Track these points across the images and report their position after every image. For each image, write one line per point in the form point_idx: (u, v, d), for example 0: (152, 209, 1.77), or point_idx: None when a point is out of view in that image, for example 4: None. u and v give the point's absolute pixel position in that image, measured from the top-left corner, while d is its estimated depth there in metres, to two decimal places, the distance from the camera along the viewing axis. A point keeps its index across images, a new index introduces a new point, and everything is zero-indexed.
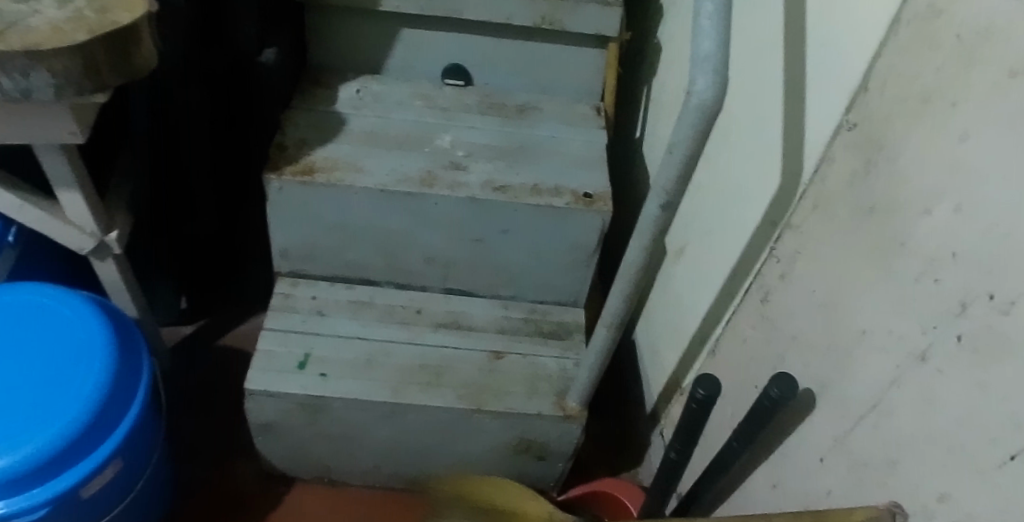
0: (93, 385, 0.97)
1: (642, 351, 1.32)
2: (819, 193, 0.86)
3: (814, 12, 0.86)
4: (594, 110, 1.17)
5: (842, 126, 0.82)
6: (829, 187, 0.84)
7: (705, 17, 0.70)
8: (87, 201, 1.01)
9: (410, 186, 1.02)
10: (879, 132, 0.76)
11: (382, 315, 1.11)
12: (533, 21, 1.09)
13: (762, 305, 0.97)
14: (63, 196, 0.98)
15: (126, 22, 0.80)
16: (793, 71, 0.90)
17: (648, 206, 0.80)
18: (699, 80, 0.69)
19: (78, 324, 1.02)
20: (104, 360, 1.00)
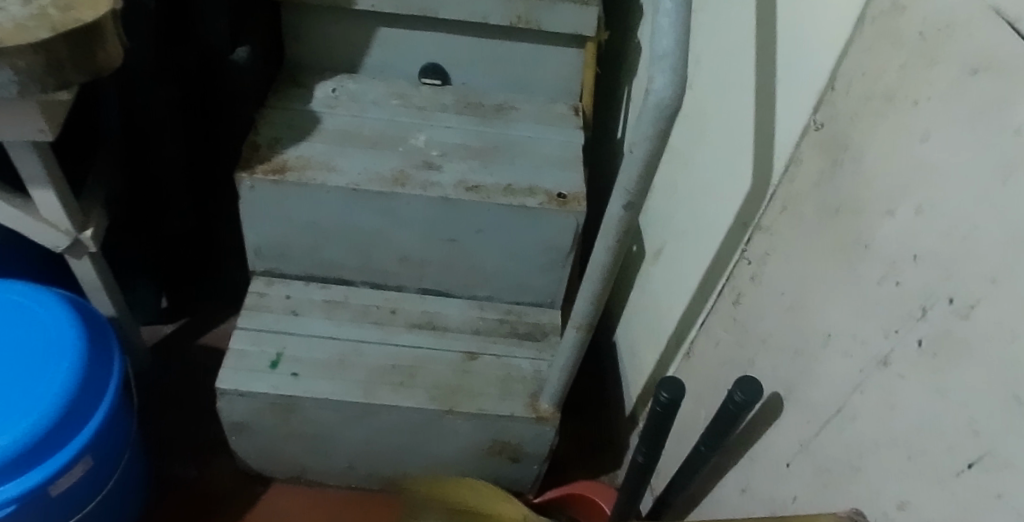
0: (63, 383, 0.97)
1: (622, 354, 1.31)
2: (787, 195, 0.85)
3: (784, 11, 0.85)
4: (571, 110, 1.16)
5: (811, 126, 0.80)
6: (796, 187, 0.83)
7: (664, 13, 0.68)
8: (60, 199, 1.01)
9: (382, 186, 1.01)
10: (844, 132, 0.75)
11: (356, 315, 1.11)
12: (509, 21, 1.08)
13: (733, 307, 0.96)
14: (36, 193, 0.99)
15: (89, 20, 0.80)
16: (765, 71, 0.89)
17: (611, 206, 0.79)
18: (657, 79, 0.68)
19: (49, 322, 1.02)
20: (75, 358, 1.00)
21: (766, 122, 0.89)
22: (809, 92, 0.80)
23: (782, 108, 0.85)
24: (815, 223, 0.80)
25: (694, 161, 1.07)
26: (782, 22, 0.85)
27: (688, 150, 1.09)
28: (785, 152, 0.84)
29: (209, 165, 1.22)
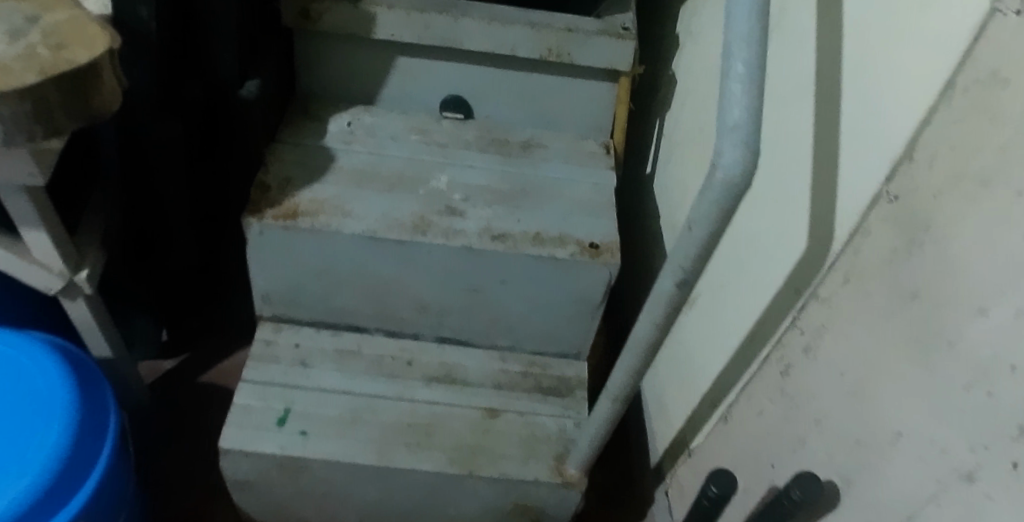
0: (48, 451, 0.89)
1: (648, 402, 1.24)
2: (856, 269, 0.77)
3: (852, 63, 0.77)
4: (603, 147, 1.08)
5: (881, 198, 0.73)
6: (863, 260, 0.75)
7: (736, 80, 0.60)
8: (55, 240, 0.93)
9: (401, 234, 0.93)
10: (922, 209, 0.68)
11: (370, 366, 1.03)
12: (539, 53, 1.00)
13: (782, 378, 0.89)
14: (27, 234, 0.90)
15: (84, 61, 0.72)
16: (825, 126, 0.81)
17: (661, 282, 0.71)
18: (727, 153, 0.60)
19: (42, 382, 0.95)
20: (63, 422, 0.92)
21: (824, 182, 0.81)
22: (879, 158, 0.72)
23: (846, 169, 0.77)
24: (886, 305, 0.73)
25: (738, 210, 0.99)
26: (848, 75, 0.78)
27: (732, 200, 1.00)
28: (850, 219, 0.77)
29: (213, 201, 1.14)
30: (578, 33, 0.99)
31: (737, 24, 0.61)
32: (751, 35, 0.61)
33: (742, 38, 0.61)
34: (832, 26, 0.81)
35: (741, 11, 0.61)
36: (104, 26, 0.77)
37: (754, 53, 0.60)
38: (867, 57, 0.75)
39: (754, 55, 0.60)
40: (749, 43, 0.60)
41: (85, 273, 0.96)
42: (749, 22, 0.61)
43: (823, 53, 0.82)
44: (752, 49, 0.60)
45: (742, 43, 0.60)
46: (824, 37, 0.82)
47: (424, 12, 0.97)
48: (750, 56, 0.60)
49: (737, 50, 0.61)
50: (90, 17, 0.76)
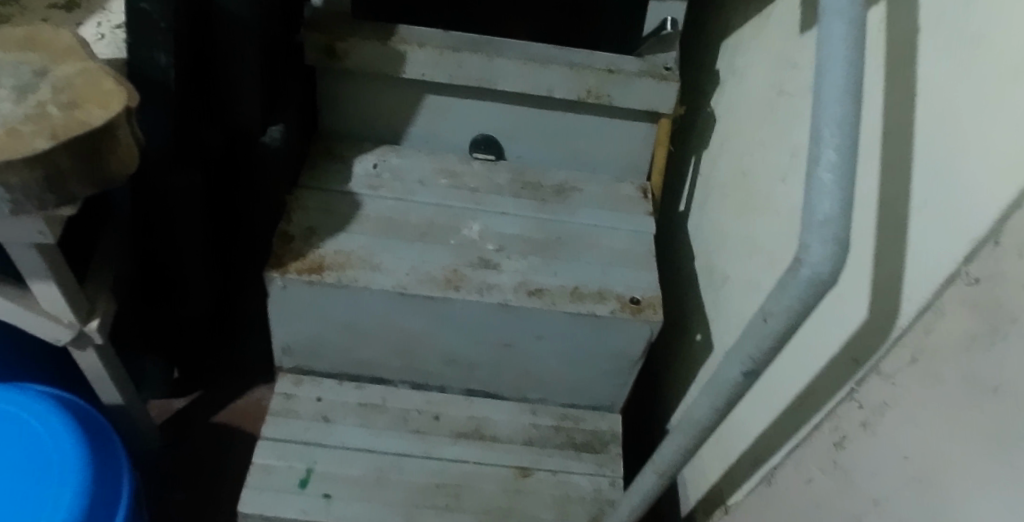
0: None
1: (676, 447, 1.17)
2: (926, 354, 0.63)
3: (935, 126, 0.70)
4: (639, 191, 1.02)
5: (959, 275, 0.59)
6: (936, 347, 0.62)
7: (826, 168, 0.55)
8: (65, 291, 0.86)
9: (433, 289, 0.88)
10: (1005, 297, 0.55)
11: (396, 422, 0.98)
12: (578, 95, 0.94)
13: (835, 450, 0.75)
14: (35, 286, 0.83)
15: (98, 123, 0.65)
16: (900, 188, 0.74)
17: (726, 368, 0.67)
18: (814, 250, 0.55)
19: (56, 461, 0.88)
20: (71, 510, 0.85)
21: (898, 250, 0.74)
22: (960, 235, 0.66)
23: (921, 238, 0.71)
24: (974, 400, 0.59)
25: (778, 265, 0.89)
26: (927, 137, 0.71)
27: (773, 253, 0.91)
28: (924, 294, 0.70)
29: (231, 245, 1.08)
30: (619, 74, 0.92)
31: (829, 106, 0.55)
32: (845, 119, 0.55)
33: (834, 121, 0.55)
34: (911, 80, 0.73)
35: (834, 90, 0.55)
36: (121, 79, 0.70)
37: (847, 139, 0.55)
38: (954, 121, 0.67)
39: (847, 143, 0.55)
40: (842, 128, 0.55)
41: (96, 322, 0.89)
42: (843, 104, 0.55)
43: (896, 109, 0.75)
44: (845, 135, 0.55)
45: (835, 128, 0.55)
46: (899, 89, 0.75)
47: (457, 51, 0.91)
48: (843, 143, 0.54)
49: (829, 134, 0.55)
50: (106, 69, 0.69)
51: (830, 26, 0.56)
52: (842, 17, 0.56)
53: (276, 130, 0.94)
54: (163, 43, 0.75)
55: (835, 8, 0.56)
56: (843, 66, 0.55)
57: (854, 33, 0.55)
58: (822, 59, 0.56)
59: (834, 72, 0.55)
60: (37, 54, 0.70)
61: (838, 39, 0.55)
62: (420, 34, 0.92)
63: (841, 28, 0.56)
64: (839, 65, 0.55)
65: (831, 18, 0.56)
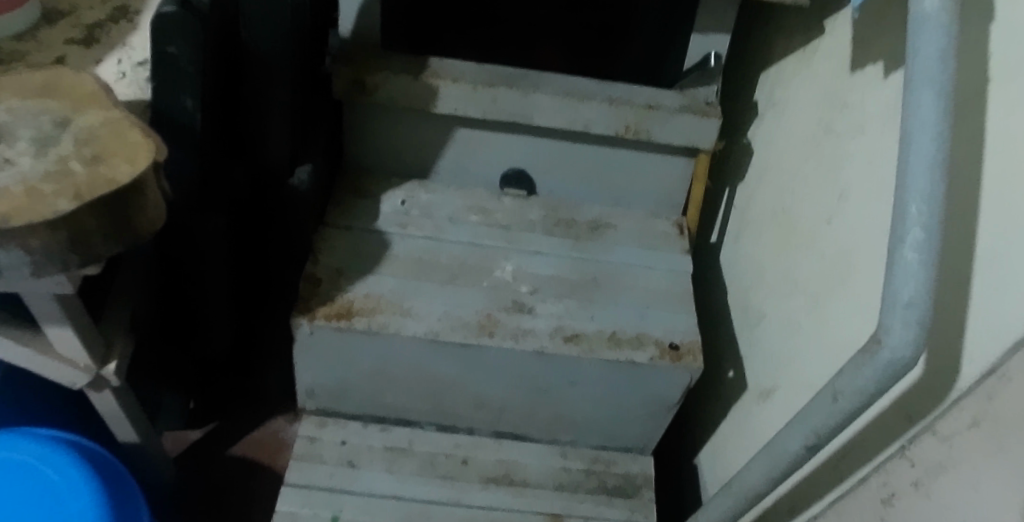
0: None
1: (702, 478, 1.10)
2: (993, 421, 0.61)
3: (1002, 169, 0.58)
4: (676, 227, 0.99)
5: None
6: (1002, 412, 0.61)
7: (913, 247, 0.53)
8: (82, 335, 0.80)
9: (466, 335, 0.85)
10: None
11: (424, 467, 0.95)
12: (616, 130, 0.90)
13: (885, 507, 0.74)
14: (50, 331, 0.77)
15: (126, 180, 0.61)
16: (958, 239, 0.62)
17: (788, 440, 0.65)
18: (896, 332, 0.54)
19: None
20: None
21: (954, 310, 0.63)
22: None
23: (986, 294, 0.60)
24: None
25: (825, 310, 0.82)
26: (992, 181, 0.59)
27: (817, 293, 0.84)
28: (990, 357, 0.59)
29: (254, 281, 1.05)
30: (660, 110, 0.89)
31: (918, 181, 0.53)
32: (933, 197, 0.52)
33: (922, 197, 0.52)
34: (978, 111, 0.60)
35: (921, 164, 0.53)
36: (148, 129, 0.66)
37: (936, 217, 0.53)
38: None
39: (935, 220, 0.53)
40: (931, 205, 0.52)
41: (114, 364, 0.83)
42: (932, 180, 0.52)
43: (957, 148, 0.62)
44: (934, 213, 0.52)
45: (923, 206, 0.52)
46: (962, 122, 0.62)
47: (492, 86, 0.87)
48: (931, 222, 0.52)
49: (916, 212, 0.53)
50: (130, 118, 0.65)
51: (920, 94, 0.53)
52: (932, 85, 0.53)
53: (305, 170, 0.91)
54: (189, 86, 0.71)
55: (923, 75, 0.54)
56: (933, 139, 0.53)
57: (944, 102, 0.53)
58: (909, 128, 0.54)
59: (922, 144, 0.53)
60: (56, 101, 0.65)
61: (929, 108, 0.53)
62: (453, 68, 0.89)
63: (932, 97, 0.53)
64: (928, 137, 0.53)
65: (920, 85, 0.53)
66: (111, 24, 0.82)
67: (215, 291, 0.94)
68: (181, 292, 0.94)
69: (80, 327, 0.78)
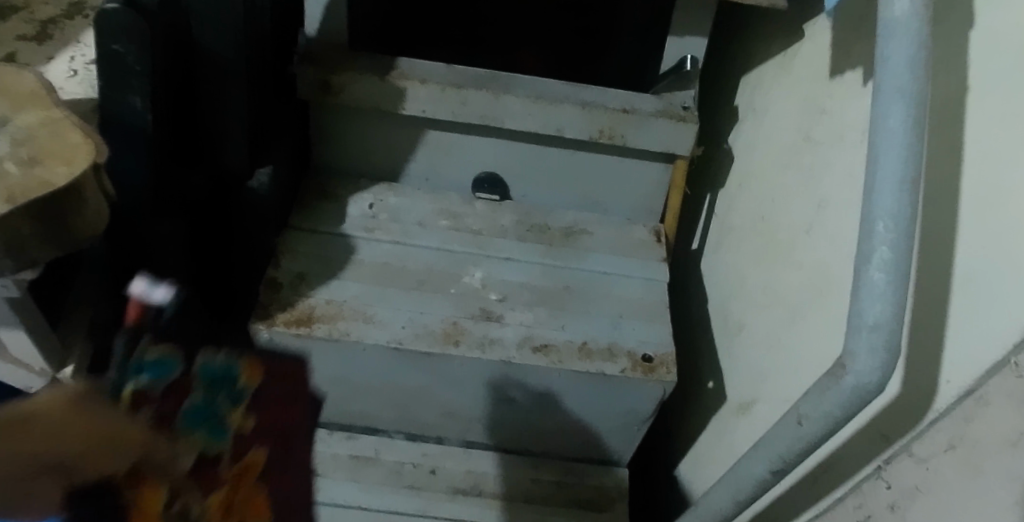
0: None
1: (681, 491, 1.07)
2: (973, 446, 0.55)
3: (983, 183, 0.54)
4: (653, 234, 0.96)
5: (1007, 366, 0.51)
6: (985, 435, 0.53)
7: (878, 267, 0.49)
8: (36, 337, 0.75)
9: (430, 345, 0.82)
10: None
11: (389, 477, 0.93)
12: (589, 135, 0.88)
13: None
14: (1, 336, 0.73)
15: (60, 184, 0.58)
16: (935, 255, 0.57)
17: (753, 464, 0.62)
18: (862, 358, 0.50)
19: None
20: None
21: (933, 331, 0.57)
22: (1012, 322, 0.50)
23: (963, 313, 0.54)
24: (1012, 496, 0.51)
25: (803, 321, 0.78)
26: (971, 195, 0.55)
27: (794, 304, 0.80)
28: (968, 376, 0.54)
29: None
30: (635, 115, 0.86)
31: (884, 197, 0.49)
32: (901, 214, 0.49)
33: (889, 215, 0.49)
34: (956, 121, 0.57)
35: (888, 179, 0.49)
36: (91, 130, 0.63)
37: (902, 236, 0.49)
38: (1014, 176, 0.51)
39: (902, 239, 0.49)
40: (898, 223, 0.49)
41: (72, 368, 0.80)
42: (900, 196, 0.49)
43: (932, 159, 0.59)
44: (902, 231, 0.49)
45: (891, 224, 0.49)
46: (938, 131, 0.58)
47: (460, 88, 0.84)
48: (897, 240, 0.49)
49: (883, 229, 0.49)
50: (72, 119, 0.63)
51: (888, 105, 0.50)
52: (902, 95, 0.49)
53: (264, 174, 0.90)
54: (138, 87, 0.70)
55: (892, 85, 0.50)
56: (901, 152, 0.49)
57: (914, 113, 0.49)
58: (877, 141, 0.50)
59: (889, 158, 0.49)
60: None
61: (897, 120, 0.49)
62: (422, 69, 0.86)
63: (901, 107, 0.49)
64: (894, 149, 0.49)
65: (889, 95, 0.50)
66: (66, 20, 0.81)
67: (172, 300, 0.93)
68: None
69: (40, 334, 0.75)
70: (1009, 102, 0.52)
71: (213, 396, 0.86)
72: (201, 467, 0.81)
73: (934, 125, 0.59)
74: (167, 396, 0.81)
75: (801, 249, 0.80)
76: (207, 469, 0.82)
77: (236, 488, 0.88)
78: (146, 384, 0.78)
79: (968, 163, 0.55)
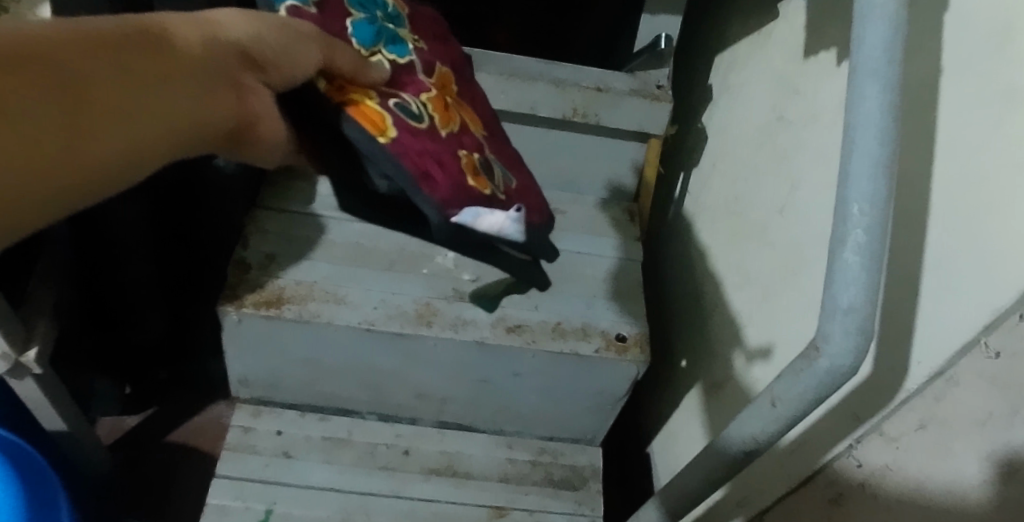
0: None
1: (654, 469, 1.07)
2: None
3: (953, 167, 0.54)
4: (627, 214, 0.96)
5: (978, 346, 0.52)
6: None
7: (853, 250, 0.49)
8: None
9: (403, 325, 0.81)
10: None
11: (363, 458, 0.92)
12: (563, 113, 0.87)
13: (830, 504, 0.68)
14: None
15: None
16: (907, 237, 0.58)
17: (726, 445, 0.62)
18: (835, 340, 0.50)
19: None
20: None
21: (903, 313, 0.57)
22: (981, 305, 0.51)
23: (933, 295, 0.55)
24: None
25: (776, 300, 0.78)
26: (943, 179, 0.55)
27: (766, 284, 0.81)
28: (937, 358, 0.54)
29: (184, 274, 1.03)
30: (609, 93, 0.86)
31: (859, 180, 0.48)
32: (876, 197, 0.48)
33: (865, 198, 0.48)
34: (931, 103, 0.57)
35: (864, 162, 0.48)
36: None
37: (877, 219, 0.48)
38: (985, 160, 0.51)
39: (877, 222, 0.48)
40: (873, 205, 0.48)
41: (36, 350, 0.76)
42: (876, 179, 0.48)
43: (905, 142, 0.59)
44: (877, 215, 0.48)
45: (866, 207, 0.48)
46: (912, 114, 0.58)
47: None
48: (872, 223, 0.48)
49: (858, 211, 0.48)
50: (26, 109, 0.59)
51: (865, 87, 0.49)
52: (878, 77, 0.49)
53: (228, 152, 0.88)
54: None
55: (868, 67, 0.49)
56: (877, 135, 0.48)
57: (890, 95, 0.49)
58: (852, 123, 0.49)
59: (865, 141, 0.49)
60: None
61: (873, 103, 0.49)
62: None
63: (876, 90, 0.49)
64: (870, 132, 0.48)
65: (865, 77, 0.49)
66: None
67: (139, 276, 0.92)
68: (107, 277, 0.91)
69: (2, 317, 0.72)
70: (984, 84, 0.52)
71: (374, 15, 0.78)
72: (396, 72, 0.76)
73: (908, 108, 0.59)
74: (324, 15, 0.73)
75: (774, 228, 0.80)
76: (432, 134, 0.74)
77: (446, 91, 0.80)
78: (298, 3, 0.71)
79: (941, 146, 0.55)
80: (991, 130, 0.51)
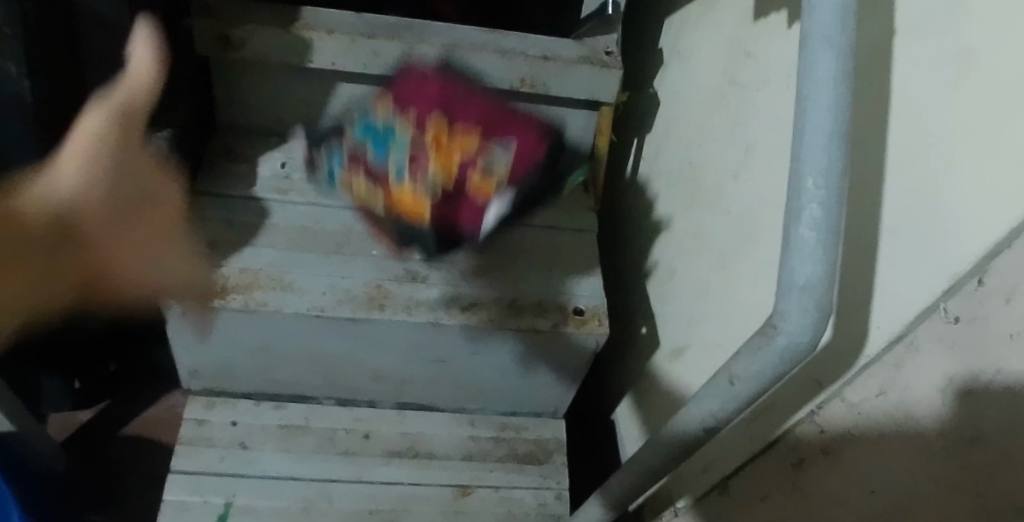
0: None
1: (619, 436, 1.07)
2: (902, 391, 0.55)
3: (906, 133, 0.53)
4: (580, 184, 0.95)
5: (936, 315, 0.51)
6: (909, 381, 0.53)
7: (809, 226, 0.47)
8: None
9: (354, 310, 0.79)
10: (996, 350, 0.47)
11: (322, 444, 0.91)
12: (510, 84, 0.85)
13: (793, 471, 0.67)
14: None
15: None
16: (862, 204, 0.57)
17: (685, 422, 0.61)
18: (792, 318, 0.49)
19: None
20: None
21: (859, 282, 0.57)
22: (941, 271, 0.49)
23: (891, 263, 0.54)
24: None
25: (733, 266, 0.77)
26: (896, 144, 0.54)
27: (723, 251, 0.80)
28: (895, 325, 0.53)
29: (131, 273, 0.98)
30: (556, 61, 0.83)
31: (813, 152, 0.47)
32: (832, 170, 0.47)
33: (820, 171, 0.47)
34: (882, 68, 0.55)
35: (818, 134, 0.47)
36: None
37: (833, 193, 0.47)
38: (940, 124, 0.50)
39: (833, 195, 0.47)
40: (829, 179, 0.47)
41: None
42: (830, 151, 0.47)
43: (859, 108, 0.57)
44: (832, 188, 0.47)
45: (821, 180, 0.47)
46: (866, 79, 0.57)
47: (371, 38, 0.81)
48: (828, 197, 0.47)
49: (813, 186, 0.47)
50: None
51: (817, 56, 0.47)
52: (830, 46, 0.47)
53: (162, 138, 0.84)
54: (8, 50, 0.67)
55: (820, 34, 0.47)
56: (831, 105, 0.47)
57: (843, 64, 0.47)
58: (805, 93, 0.48)
59: (818, 112, 0.47)
60: None
61: (826, 72, 0.47)
62: (330, 18, 0.82)
63: (828, 59, 0.47)
64: (824, 102, 0.47)
65: (817, 46, 0.47)
66: None
67: (73, 270, 0.87)
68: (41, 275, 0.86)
69: None
70: (937, 45, 0.51)
71: None
72: None
73: (862, 72, 0.57)
74: None
75: (728, 194, 0.79)
76: None
77: None
78: None
79: (897, 111, 0.54)
80: (945, 94, 0.50)
